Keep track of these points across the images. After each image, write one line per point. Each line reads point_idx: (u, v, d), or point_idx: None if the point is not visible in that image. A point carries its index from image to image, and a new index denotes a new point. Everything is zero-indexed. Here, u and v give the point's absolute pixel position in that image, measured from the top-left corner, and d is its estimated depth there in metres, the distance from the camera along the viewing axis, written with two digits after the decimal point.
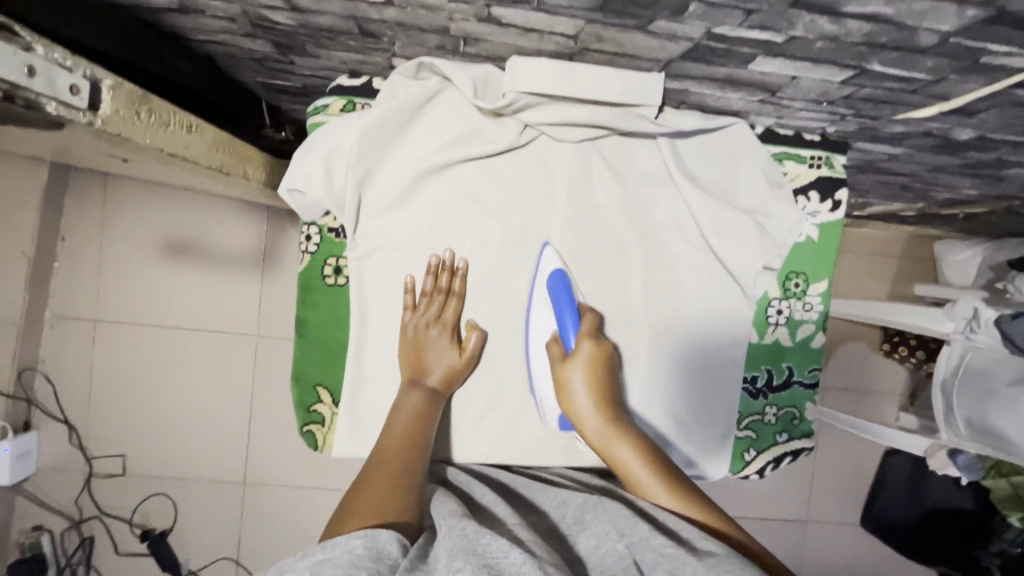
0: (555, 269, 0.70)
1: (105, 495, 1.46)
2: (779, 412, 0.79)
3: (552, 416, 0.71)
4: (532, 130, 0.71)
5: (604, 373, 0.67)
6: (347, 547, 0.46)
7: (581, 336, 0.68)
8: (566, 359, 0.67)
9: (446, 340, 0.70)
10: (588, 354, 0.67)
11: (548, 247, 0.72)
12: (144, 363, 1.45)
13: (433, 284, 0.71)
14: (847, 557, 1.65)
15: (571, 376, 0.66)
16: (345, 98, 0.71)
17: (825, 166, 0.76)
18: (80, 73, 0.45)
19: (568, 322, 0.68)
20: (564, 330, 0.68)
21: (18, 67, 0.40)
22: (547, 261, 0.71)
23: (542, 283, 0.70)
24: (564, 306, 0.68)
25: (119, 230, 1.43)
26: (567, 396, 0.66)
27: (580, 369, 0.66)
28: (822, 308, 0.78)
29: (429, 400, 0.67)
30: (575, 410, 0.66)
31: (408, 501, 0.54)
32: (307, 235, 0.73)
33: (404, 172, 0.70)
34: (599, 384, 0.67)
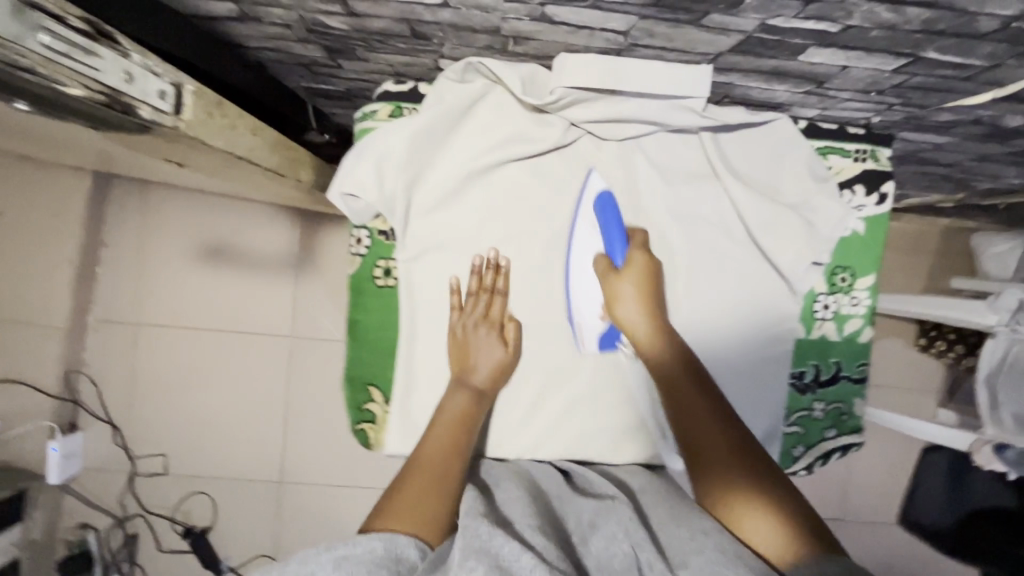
0: (602, 190, 0.71)
1: (148, 494, 1.50)
2: (827, 408, 0.78)
3: (594, 336, 0.72)
4: (575, 129, 0.72)
5: (653, 290, 0.68)
6: (368, 546, 0.47)
7: (631, 251, 0.69)
8: (618, 273, 0.68)
9: (491, 336, 0.71)
10: (639, 267, 0.68)
11: (594, 173, 0.72)
12: (184, 364, 1.49)
13: (477, 284, 0.72)
14: (884, 556, 1.62)
15: (620, 290, 0.68)
16: (393, 103, 0.73)
17: (871, 159, 0.76)
18: (167, 79, 0.48)
19: (617, 240, 0.69)
20: (613, 246, 0.69)
21: (119, 73, 0.43)
22: (593, 184, 0.71)
23: (588, 207, 0.71)
24: (613, 229, 0.69)
25: (158, 235, 1.47)
26: (617, 307, 0.68)
27: (632, 284, 0.68)
28: (870, 302, 0.77)
29: (475, 399, 0.68)
30: (622, 320, 0.68)
31: (436, 502, 0.54)
32: (358, 238, 0.76)
33: (451, 174, 0.72)
34: (649, 300, 0.68)
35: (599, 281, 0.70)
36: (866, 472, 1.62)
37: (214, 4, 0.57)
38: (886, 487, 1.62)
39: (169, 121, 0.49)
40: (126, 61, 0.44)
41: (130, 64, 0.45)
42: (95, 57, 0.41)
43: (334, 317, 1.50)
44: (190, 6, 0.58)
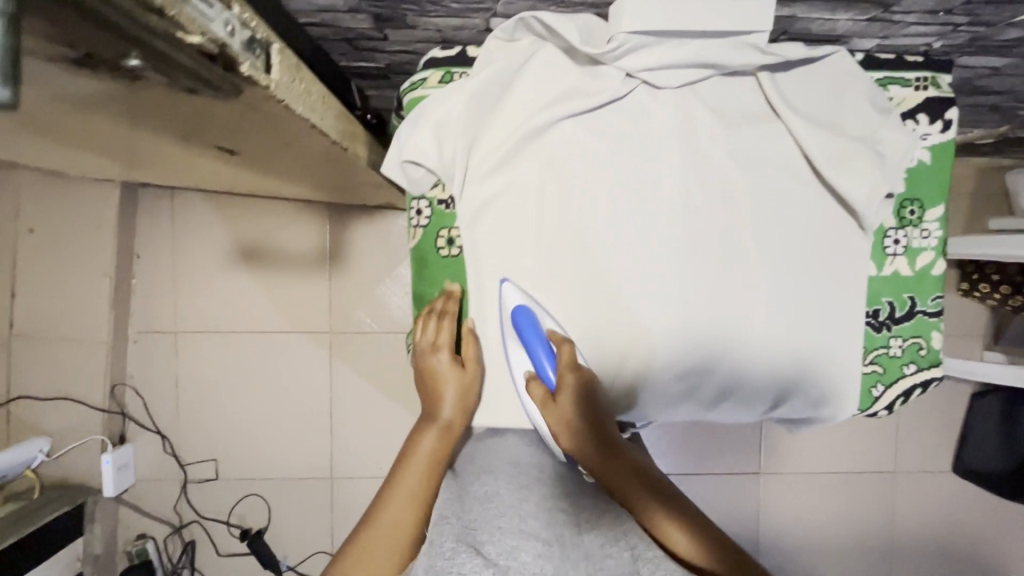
0: (518, 304, 0.69)
1: (202, 500, 1.51)
2: (905, 344, 0.76)
3: (558, 454, 0.69)
4: (631, 79, 0.70)
5: (594, 405, 0.65)
6: None
7: (560, 371, 0.66)
8: (555, 399, 0.65)
9: (447, 364, 0.72)
10: (571, 389, 0.64)
11: (506, 283, 0.70)
12: (226, 369, 1.49)
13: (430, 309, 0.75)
14: (939, 505, 1.61)
15: (559, 419, 0.65)
16: (442, 68, 0.71)
17: (932, 87, 0.73)
18: (261, 37, 0.43)
19: (543, 358, 0.66)
20: (541, 368, 0.66)
21: (225, 25, 0.38)
22: (509, 296, 0.69)
23: (508, 321, 0.70)
24: (534, 343, 0.66)
25: (189, 241, 1.47)
26: (561, 437, 0.65)
27: (570, 405, 0.64)
28: (941, 234, 0.75)
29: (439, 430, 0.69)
30: (574, 447, 0.64)
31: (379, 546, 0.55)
32: (418, 209, 0.74)
33: (504, 134, 0.69)
34: (589, 413, 0.65)
35: (539, 408, 0.67)
36: (916, 422, 1.60)
37: None
38: (937, 435, 1.61)
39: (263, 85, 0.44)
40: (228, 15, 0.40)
41: (232, 18, 0.40)
42: (207, 8, 0.37)
43: (370, 309, 1.50)
44: None
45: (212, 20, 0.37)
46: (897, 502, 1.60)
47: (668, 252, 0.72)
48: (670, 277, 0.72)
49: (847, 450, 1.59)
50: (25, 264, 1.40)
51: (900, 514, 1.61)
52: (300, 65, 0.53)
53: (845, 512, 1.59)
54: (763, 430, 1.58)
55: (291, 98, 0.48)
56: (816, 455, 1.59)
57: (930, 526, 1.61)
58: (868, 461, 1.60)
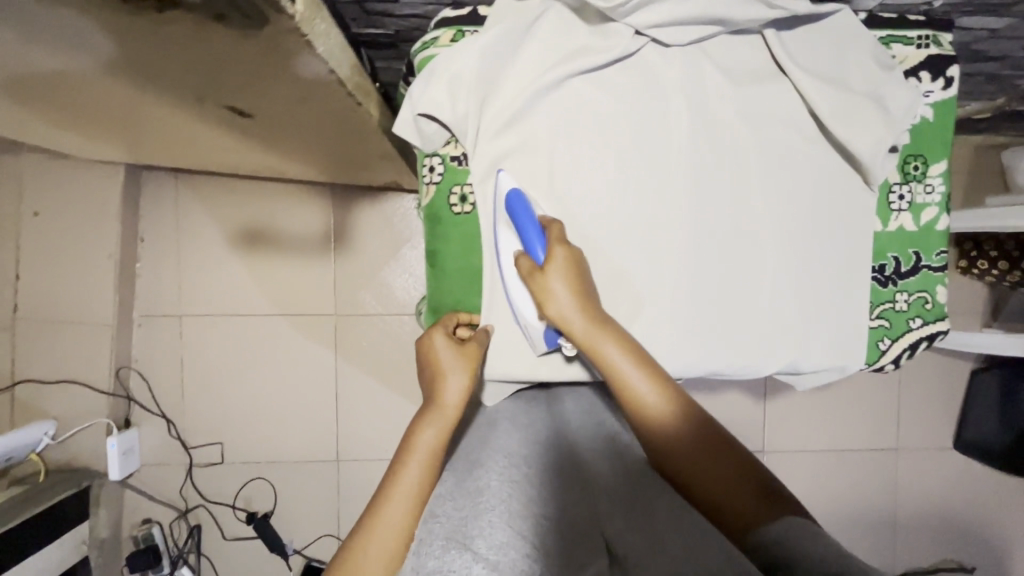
0: (511, 188, 0.68)
1: (208, 484, 1.51)
2: (911, 299, 0.77)
3: (537, 336, 0.69)
4: (640, 37, 0.71)
5: (583, 279, 0.65)
6: None
7: (551, 245, 0.65)
8: (542, 270, 0.64)
9: (447, 351, 0.67)
10: (562, 262, 0.64)
11: (502, 172, 0.69)
12: (231, 352, 1.49)
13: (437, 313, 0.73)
14: (941, 482, 1.63)
15: (548, 288, 0.63)
16: (454, 27, 0.72)
17: (934, 45, 0.75)
18: None
19: (533, 233, 0.65)
20: (531, 242, 0.65)
21: None
22: (503, 183, 0.68)
23: (501, 203, 0.68)
24: (525, 219, 0.65)
25: (194, 225, 1.48)
26: (548, 305, 0.63)
27: (559, 274, 0.63)
28: (944, 189, 0.76)
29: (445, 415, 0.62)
30: (561, 316, 0.63)
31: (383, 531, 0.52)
32: (431, 166, 0.74)
33: (516, 90, 0.70)
34: (580, 288, 0.64)
35: (527, 282, 0.65)
36: (919, 400, 1.61)
37: None
38: (938, 412, 1.62)
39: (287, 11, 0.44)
40: None
41: None
42: None
43: (376, 291, 1.50)
44: None
45: None
46: (899, 479, 1.62)
47: (677, 208, 0.73)
48: (679, 232, 0.73)
49: (850, 428, 1.61)
50: (29, 247, 1.40)
51: (903, 490, 1.62)
52: (321, 5, 0.53)
53: (848, 490, 1.61)
54: (766, 408, 1.59)
55: (311, 30, 0.49)
56: (819, 433, 1.60)
57: (932, 502, 1.63)
58: (870, 439, 1.61)
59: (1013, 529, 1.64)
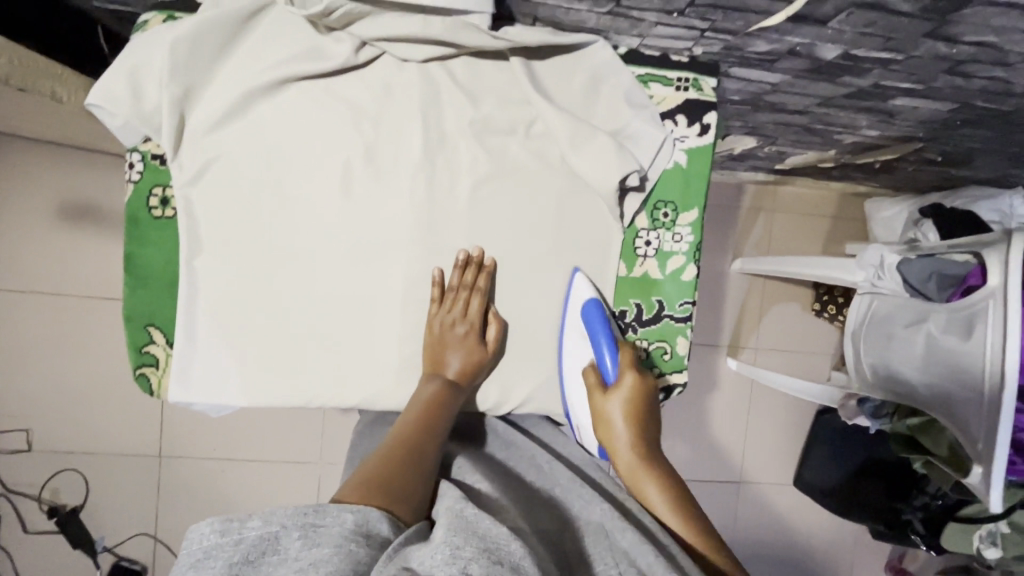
0: (588, 299, 0.71)
1: (12, 473, 1.40)
2: (650, 347, 0.76)
3: (591, 443, 0.73)
4: (371, 48, 0.66)
5: (643, 412, 0.67)
6: (339, 518, 0.43)
7: (620, 369, 0.69)
8: (605, 392, 0.68)
9: (470, 336, 0.69)
10: (628, 388, 0.67)
11: (579, 274, 0.72)
12: (46, 332, 1.38)
13: (459, 279, 0.69)
14: (779, 516, 1.66)
15: (608, 409, 0.67)
16: (165, 12, 0.65)
17: (693, 89, 0.72)
18: None
19: (604, 348, 0.70)
20: (602, 358, 0.70)
21: None
22: (580, 288, 0.71)
23: (575, 312, 0.71)
24: (600, 334, 0.70)
25: (9, 192, 1.34)
26: (604, 429, 0.67)
27: (619, 402, 0.67)
28: (692, 239, 0.75)
29: (448, 390, 0.67)
30: (609, 441, 0.66)
31: (405, 479, 0.54)
32: (129, 162, 0.67)
33: (227, 89, 0.65)
34: (638, 417, 0.66)
35: (588, 397, 0.70)
36: (764, 435, 1.64)
37: None
38: (783, 449, 1.65)
39: None
40: None
41: None
42: None
43: None
44: None
45: None
46: (739, 511, 1.64)
47: (406, 233, 0.69)
48: (408, 263, 0.70)
49: (697, 457, 1.61)
50: None
51: (740, 522, 1.64)
52: None
53: None
54: None
55: None
56: None
57: (767, 537, 1.65)
58: (715, 472, 1.62)
59: (843, 564, 1.70)
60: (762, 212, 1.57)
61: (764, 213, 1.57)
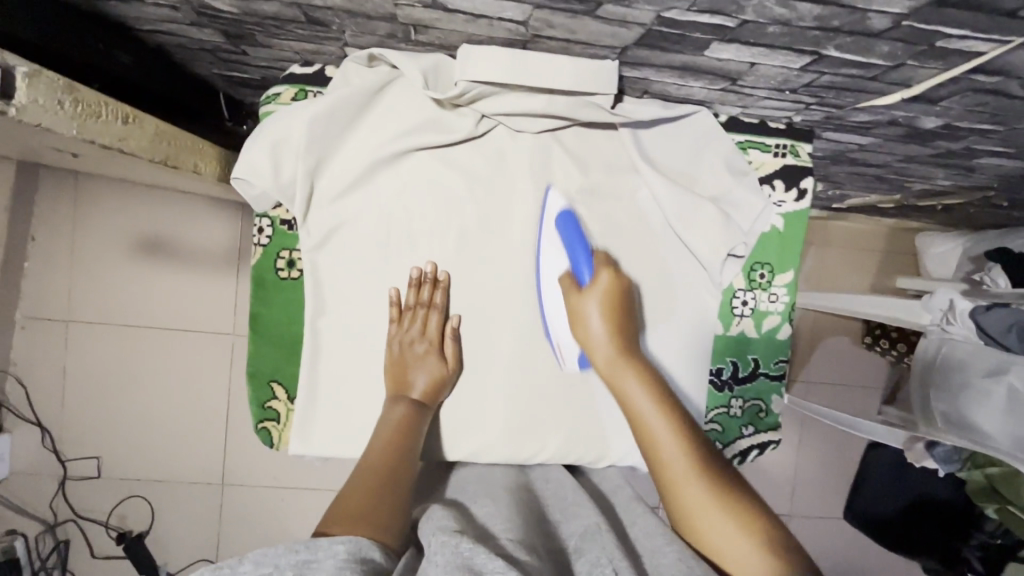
0: (564, 209, 0.70)
1: (81, 499, 1.44)
2: (745, 405, 0.78)
3: (570, 356, 0.71)
4: (488, 120, 0.69)
5: (621, 309, 0.67)
6: (330, 550, 0.44)
7: (596, 269, 0.67)
8: (582, 291, 0.67)
9: (429, 353, 0.69)
10: (605, 286, 0.66)
11: (552, 189, 0.71)
12: (116, 363, 1.42)
13: (415, 297, 0.70)
14: (829, 550, 1.65)
15: (585, 307, 0.66)
16: (297, 86, 0.69)
17: (790, 155, 0.75)
18: None
19: (582, 260, 0.67)
20: (579, 266, 0.68)
21: None
22: (553, 202, 0.70)
23: (551, 232, 0.69)
24: (578, 249, 0.68)
25: (88, 225, 1.40)
26: (581, 326, 0.66)
27: (596, 300, 0.66)
28: (788, 299, 0.77)
29: (415, 411, 0.66)
30: (587, 339, 0.66)
31: (385, 509, 0.54)
32: (259, 227, 0.71)
33: (355, 160, 0.68)
34: (615, 318, 0.66)
35: (564, 298, 0.68)
36: (815, 468, 1.64)
37: None
38: (835, 483, 1.64)
39: None
40: None
41: None
42: None
43: None
44: None
45: None
46: None
47: (519, 295, 0.72)
48: (520, 325, 0.72)
49: None
50: None
51: None
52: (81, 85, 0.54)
53: None
54: None
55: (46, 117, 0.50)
56: None
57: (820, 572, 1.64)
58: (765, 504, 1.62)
59: None
60: (813, 246, 1.59)
61: (815, 247, 1.59)
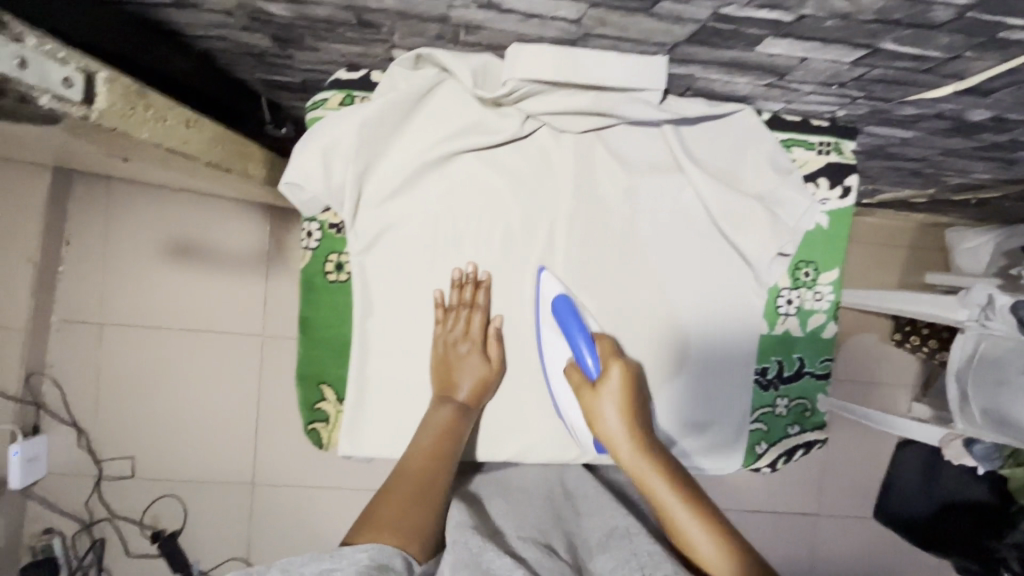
0: (558, 294, 0.69)
1: (116, 498, 1.46)
2: (790, 404, 0.78)
3: (585, 440, 0.70)
4: (533, 119, 0.70)
5: (633, 396, 0.65)
6: (354, 558, 0.47)
7: (603, 363, 0.65)
8: (594, 388, 0.64)
9: (473, 354, 0.69)
10: (617, 383, 0.64)
11: (545, 272, 0.70)
12: (149, 365, 1.45)
13: (459, 298, 0.70)
14: (860, 549, 1.63)
15: (597, 406, 0.64)
16: (343, 90, 0.70)
17: (834, 152, 0.75)
18: (72, 66, 0.49)
19: (583, 346, 0.66)
20: (582, 356, 0.66)
21: (12, 61, 0.42)
22: (548, 284, 0.69)
23: (547, 305, 0.69)
24: (574, 329, 0.66)
25: (121, 229, 1.43)
26: (598, 425, 0.64)
27: (608, 398, 0.64)
28: (834, 297, 0.76)
29: (460, 413, 0.67)
30: (604, 433, 0.64)
31: (419, 516, 0.56)
32: (308, 232, 0.72)
33: (402, 162, 0.69)
34: (628, 406, 0.64)
35: (575, 392, 0.66)
36: (844, 466, 1.62)
37: None
38: (865, 481, 1.62)
39: (74, 107, 0.50)
40: (21, 45, 0.44)
41: (25, 47, 0.44)
42: None
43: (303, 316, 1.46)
44: None
45: None
46: (820, 544, 1.61)
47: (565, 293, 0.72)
48: None
49: (777, 490, 1.60)
50: None
51: (822, 555, 1.62)
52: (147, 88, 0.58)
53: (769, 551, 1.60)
54: None
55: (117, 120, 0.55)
56: (743, 492, 1.59)
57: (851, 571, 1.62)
58: (794, 502, 1.61)
59: None
60: None
61: None
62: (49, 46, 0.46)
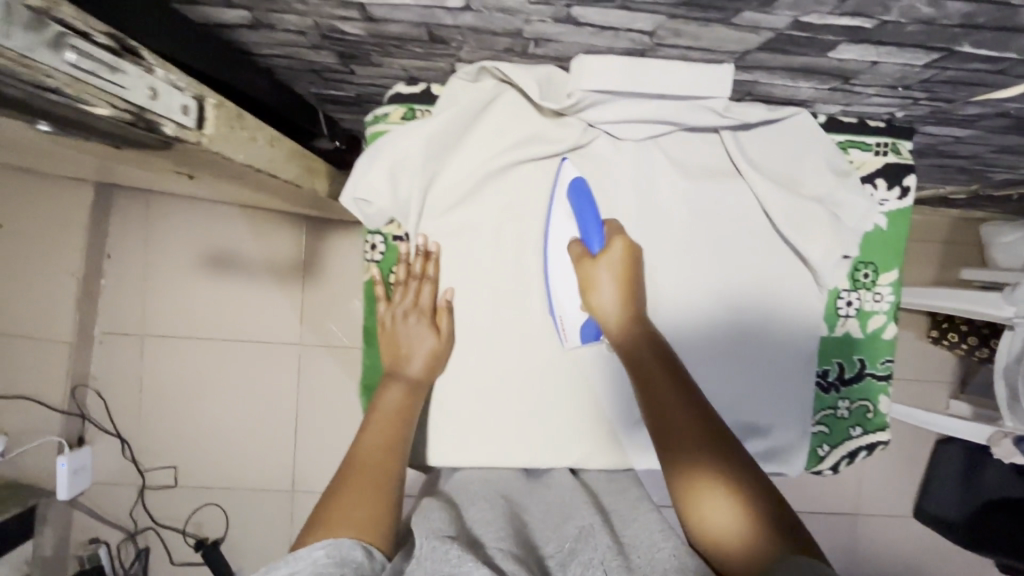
0: (576, 179, 0.69)
1: (159, 507, 1.48)
2: (852, 406, 0.78)
3: (574, 329, 0.70)
4: (592, 129, 0.71)
5: (632, 277, 0.68)
6: (311, 557, 0.47)
7: (607, 242, 0.68)
8: (594, 260, 0.68)
9: (421, 325, 0.69)
10: (617, 253, 0.67)
11: (567, 161, 0.70)
12: (190, 375, 1.47)
13: (406, 272, 0.71)
14: (902, 549, 1.61)
15: (596, 275, 0.67)
16: (404, 105, 0.71)
17: (892, 153, 0.75)
18: (189, 94, 0.54)
19: (592, 227, 0.69)
20: (589, 236, 0.69)
21: (144, 91, 0.48)
22: (567, 172, 0.70)
23: (563, 199, 0.70)
24: (588, 215, 0.69)
25: (160, 242, 1.45)
26: (593, 294, 0.67)
27: (608, 269, 0.67)
28: (894, 298, 0.76)
29: (409, 390, 0.67)
30: (597, 307, 0.67)
31: (371, 505, 0.55)
32: (372, 244, 0.75)
33: (465, 173, 0.70)
34: (623, 287, 0.67)
35: (573, 266, 0.69)
36: (883, 465, 1.61)
37: (227, 12, 0.56)
38: (904, 480, 1.61)
39: (191, 134, 0.55)
40: (152, 77, 0.50)
41: (155, 78, 0.50)
42: (122, 75, 0.46)
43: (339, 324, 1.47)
44: (201, 15, 0.58)
45: (126, 88, 0.46)
46: (861, 544, 1.60)
47: None
48: None
49: (815, 490, 1.59)
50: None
51: (863, 555, 1.60)
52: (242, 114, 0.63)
53: None
54: None
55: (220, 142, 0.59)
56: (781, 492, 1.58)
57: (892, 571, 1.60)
58: (832, 502, 1.60)
59: None
60: None
61: None
62: (174, 78, 0.52)
